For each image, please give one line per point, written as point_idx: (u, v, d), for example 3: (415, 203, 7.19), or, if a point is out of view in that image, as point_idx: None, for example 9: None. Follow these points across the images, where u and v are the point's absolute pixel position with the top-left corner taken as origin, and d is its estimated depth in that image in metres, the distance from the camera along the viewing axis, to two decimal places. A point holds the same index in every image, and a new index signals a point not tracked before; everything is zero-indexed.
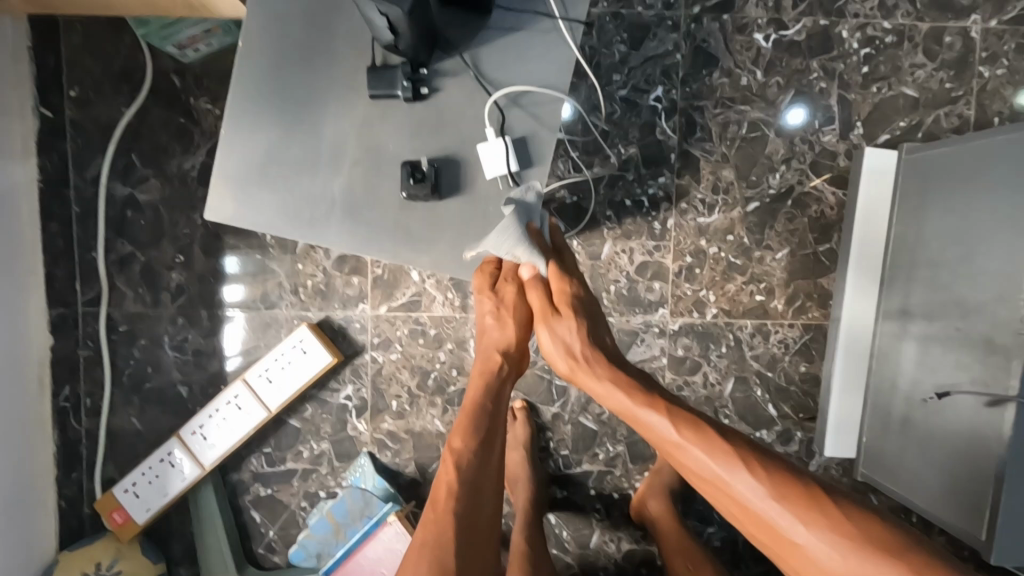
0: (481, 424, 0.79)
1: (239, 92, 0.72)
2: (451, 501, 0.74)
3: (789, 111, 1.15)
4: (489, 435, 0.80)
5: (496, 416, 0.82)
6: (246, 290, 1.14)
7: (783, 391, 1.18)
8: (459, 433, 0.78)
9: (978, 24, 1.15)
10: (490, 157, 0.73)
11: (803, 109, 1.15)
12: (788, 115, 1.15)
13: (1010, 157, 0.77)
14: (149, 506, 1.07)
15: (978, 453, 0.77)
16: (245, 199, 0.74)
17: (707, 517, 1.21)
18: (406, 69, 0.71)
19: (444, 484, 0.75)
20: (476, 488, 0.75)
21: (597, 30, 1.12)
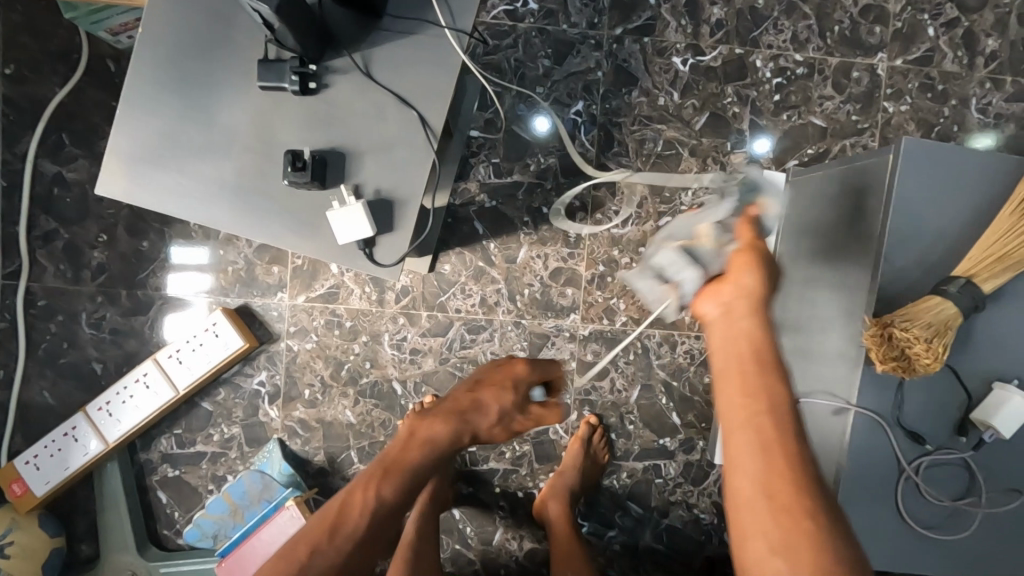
0: (413, 473, 0.85)
1: (139, 74, 0.76)
2: (356, 525, 0.79)
3: (756, 141, 1.21)
4: (418, 476, 0.87)
5: (429, 462, 0.87)
6: (176, 283, 1.16)
7: (687, 400, 1.22)
8: (418, 443, 0.87)
9: (884, 62, 1.21)
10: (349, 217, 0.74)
11: (768, 139, 1.21)
12: (755, 145, 1.21)
13: (859, 181, 0.82)
14: (48, 479, 1.09)
15: (823, 459, 0.80)
16: (138, 178, 0.76)
17: (609, 520, 1.23)
18: (294, 64, 0.74)
19: (349, 524, 0.78)
20: (387, 524, 0.81)
21: (523, 44, 1.18)
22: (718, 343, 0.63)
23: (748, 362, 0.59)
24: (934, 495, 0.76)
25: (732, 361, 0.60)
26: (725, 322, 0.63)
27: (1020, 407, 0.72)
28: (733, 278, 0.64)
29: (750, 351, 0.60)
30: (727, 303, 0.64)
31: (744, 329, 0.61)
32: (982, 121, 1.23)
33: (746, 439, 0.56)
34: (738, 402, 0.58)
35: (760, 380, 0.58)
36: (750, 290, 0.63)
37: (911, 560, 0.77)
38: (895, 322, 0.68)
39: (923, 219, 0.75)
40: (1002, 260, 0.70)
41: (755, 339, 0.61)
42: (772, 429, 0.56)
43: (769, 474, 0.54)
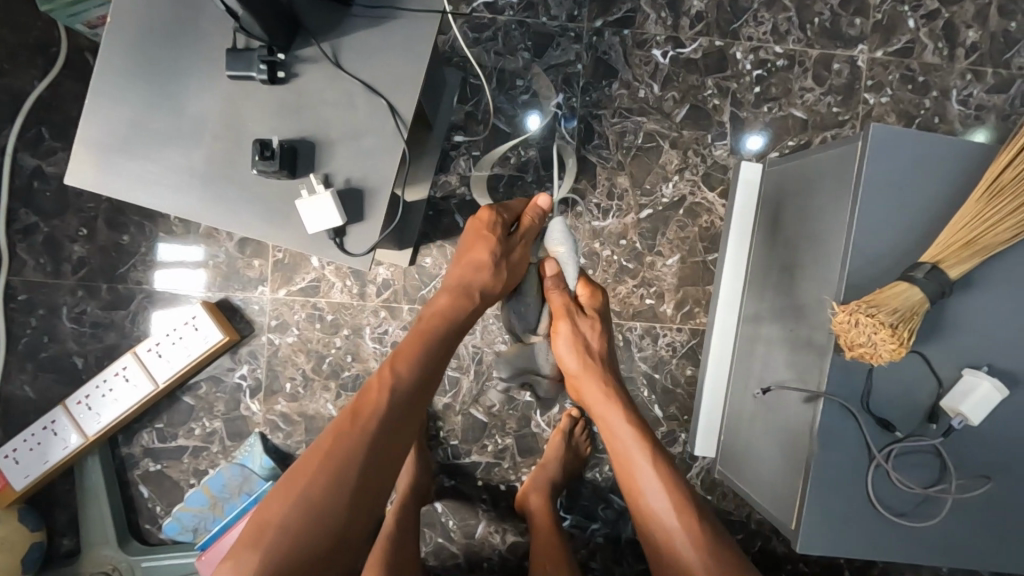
0: (425, 362, 0.80)
1: (109, 64, 0.77)
2: (363, 420, 0.73)
3: (751, 137, 1.21)
4: (427, 365, 0.80)
5: (444, 349, 0.83)
6: (161, 279, 1.17)
7: (669, 393, 1.21)
8: (400, 363, 0.78)
9: (864, 54, 1.21)
10: (318, 207, 0.74)
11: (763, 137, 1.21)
12: (750, 142, 1.21)
13: (832, 170, 0.83)
14: (28, 473, 1.09)
15: (796, 446, 0.80)
16: (109, 167, 0.77)
17: (591, 513, 1.23)
18: (262, 53, 0.74)
19: (369, 408, 0.74)
20: (405, 416, 0.76)
21: (503, 37, 1.18)
22: (625, 438, 0.90)
23: (631, 442, 0.89)
24: (905, 482, 0.76)
25: (595, 400, 0.94)
26: (585, 374, 0.94)
27: (988, 392, 0.72)
28: (562, 350, 0.95)
29: (632, 443, 0.89)
30: (578, 367, 0.94)
31: (618, 419, 0.92)
32: (963, 113, 1.22)
33: (658, 495, 0.86)
34: (644, 471, 0.87)
35: (650, 459, 0.88)
36: (602, 391, 0.94)
37: (883, 546, 0.78)
38: (862, 309, 0.68)
39: (893, 205, 0.76)
40: (968, 247, 0.70)
41: (634, 428, 0.91)
42: (652, 471, 0.87)
43: (676, 513, 0.84)
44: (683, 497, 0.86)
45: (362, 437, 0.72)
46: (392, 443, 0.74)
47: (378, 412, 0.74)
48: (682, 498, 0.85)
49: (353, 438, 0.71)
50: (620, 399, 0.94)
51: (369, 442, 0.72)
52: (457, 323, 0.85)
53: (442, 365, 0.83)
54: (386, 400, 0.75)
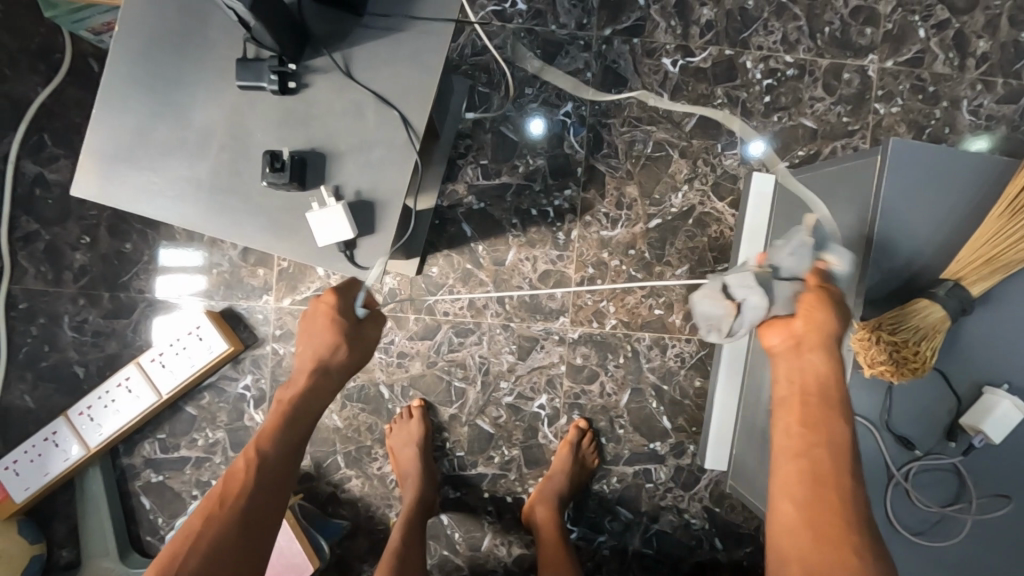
0: (293, 435, 0.77)
1: (115, 73, 0.75)
2: (233, 502, 0.70)
3: (749, 144, 1.19)
4: (295, 439, 0.77)
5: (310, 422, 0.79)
6: (161, 284, 1.15)
7: (677, 404, 1.20)
8: (264, 441, 0.75)
9: (874, 64, 1.20)
10: (328, 221, 0.73)
11: (762, 142, 1.20)
12: (748, 146, 1.20)
13: (847, 183, 0.83)
14: (28, 485, 1.08)
15: None
16: (113, 178, 0.76)
17: (598, 525, 1.21)
18: (272, 62, 0.73)
19: (237, 487, 0.72)
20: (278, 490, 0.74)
21: (511, 45, 1.17)
22: (814, 396, 0.68)
23: (811, 378, 0.69)
24: (923, 502, 0.75)
25: (808, 396, 0.68)
26: (793, 354, 0.70)
27: (1009, 411, 0.71)
28: (815, 321, 0.68)
29: (801, 385, 0.69)
30: (815, 349, 0.68)
31: (820, 369, 0.68)
32: (972, 123, 1.22)
33: (784, 446, 0.68)
34: (825, 428, 0.66)
35: (827, 410, 0.67)
36: (819, 348, 0.68)
37: (900, 567, 0.76)
38: (882, 326, 0.67)
39: (912, 220, 0.75)
40: (989, 263, 0.70)
41: (830, 378, 0.68)
42: (829, 451, 0.66)
43: (812, 475, 0.65)
44: (840, 465, 0.65)
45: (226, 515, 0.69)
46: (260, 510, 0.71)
47: (244, 486, 0.72)
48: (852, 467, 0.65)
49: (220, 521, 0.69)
50: (838, 354, 0.68)
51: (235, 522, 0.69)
52: (314, 391, 0.79)
53: (309, 423, 0.79)
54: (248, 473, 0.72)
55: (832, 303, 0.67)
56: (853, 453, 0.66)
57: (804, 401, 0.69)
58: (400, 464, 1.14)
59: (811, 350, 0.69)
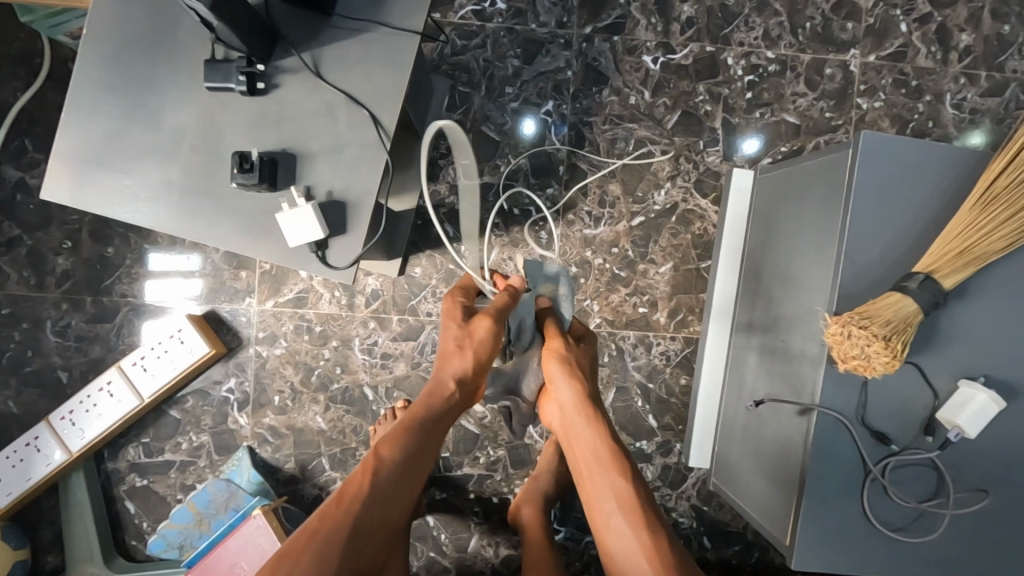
0: (421, 445, 0.78)
1: (85, 76, 0.75)
2: (354, 503, 0.71)
3: (744, 141, 1.19)
4: (420, 450, 0.78)
5: (434, 434, 0.79)
6: (148, 288, 1.15)
7: (663, 403, 1.20)
8: (384, 446, 0.76)
9: (857, 58, 1.20)
10: (298, 222, 0.73)
11: (759, 139, 1.19)
12: (743, 144, 1.19)
13: (822, 178, 0.83)
14: (11, 490, 1.08)
15: (790, 459, 0.79)
16: (84, 182, 0.76)
17: (585, 525, 1.21)
18: (241, 63, 0.73)
19: (357, 486, 0.73)
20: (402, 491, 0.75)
21: (492, 44, 1.17)
22: (591, 462, 0.82)
23: (591, 454, 0.83)
24: (901, 497, 0.74)
25: (583, 461, 0.83)
26: (566, 426, 0.87)
27: (986, 405, 0.70)
28: (556, 383, 0.86)
29: (592, 453, 0.83)
30: (573, 396, 0.85)
31: (579, 429, 0.84)
32: (957, 117, 1.21)
33: (608, 505, 0.79)
34: (599, 481, 0.81)
35: (604, 467, 0.81)
36: (574, 400, 0.85)
37: (879, 562, 0.76)
38: (854, 320, 0.67)
39: (885, 213, 0.75)
40: (962, 255, 0.69)
41: (598, 440, 0.83)
42: (623, 493, 0.79)
43: (623, 516, 0.77)
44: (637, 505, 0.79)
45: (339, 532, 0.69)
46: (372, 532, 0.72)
47: (364, 501, 0.72)
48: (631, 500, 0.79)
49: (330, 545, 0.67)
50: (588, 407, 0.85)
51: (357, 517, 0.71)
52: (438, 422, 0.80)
53: (431, 457, 0.80)
54: (368, 487, 0.72)
55: (562, 346, 0.87)
56: (637, 478, 0.81)
57: (589, 470, 0.82)
58: None
59: (577, 420, 0.85)
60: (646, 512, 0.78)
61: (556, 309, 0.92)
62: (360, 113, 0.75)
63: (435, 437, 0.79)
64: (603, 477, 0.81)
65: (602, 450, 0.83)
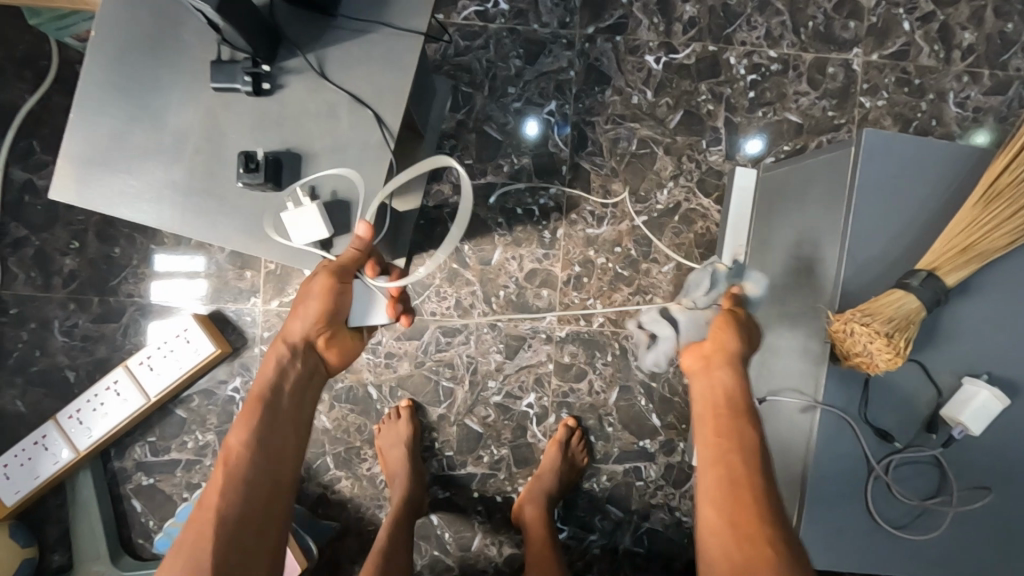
0: (267, 419, 0.74)
1: (91, 78, 0.76)
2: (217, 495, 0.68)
3: (749, 141, 1.20)
4: (248, 432, 0.72)
5: (280, 407, 0.75)
6: (154, 289, 1.16)
7: (666, 402, 1.20)
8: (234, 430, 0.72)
9: (859, 58, 1.20)
10: (302, 221, 0.73)
11: (761, 138, 1.20)
12: (746, 144, 1.20)
13: (823, 176, 0.83)
14: (19, 488, 1.09)
15: (793, 457, 0.79)
16: (91, 182, 0.77)
17: (589, 524, 1.21)
18: (246, 64, 0.74)
19: (220, 474, 0.69)
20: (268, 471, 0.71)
21: (494, 44, 1.18)
22: (721, 420, 0.71)
23: (727, 405, 0.72)
24: (903, 495, 0.74)
25: (712, 413, 0.72)
26: (705, 374, 0.75)
27: (989, 402, 0.70)
28: (727, 349, 0.74)
29: (726, 400, 0.72)
30: (734, 382, 0.73)
31: (724, 383, 0.73)
32: (960, 115, 1.21)
33: (726, 472, 0.67)
34: (728, 430, 0.70)
35: (737, 426, 0.70)
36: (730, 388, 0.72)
37: (882, 559, 0.76)
38: (856, 317, 0.67)
39: (886, 211, 0.75)
40: (965, 253, 0.69)
41: (736, 395, 0.72)
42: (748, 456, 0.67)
43: (749, 482, 0.65)
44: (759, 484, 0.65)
45: (213, 527, 0.65)
46: (239, 516, 0.67)
47: (231, 498, 0.67)
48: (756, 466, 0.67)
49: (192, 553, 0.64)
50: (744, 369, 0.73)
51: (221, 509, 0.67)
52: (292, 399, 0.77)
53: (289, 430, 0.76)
54: (224, 491, 0.68)
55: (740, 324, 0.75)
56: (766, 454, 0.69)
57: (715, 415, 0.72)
58: (389, 464, 1.14)
59: (717, 371, 0.74)
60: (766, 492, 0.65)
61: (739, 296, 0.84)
62: (364, 113, 0.76)
63: (275, 414, 0.75)
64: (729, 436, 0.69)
65: (744, 412, 0.71)
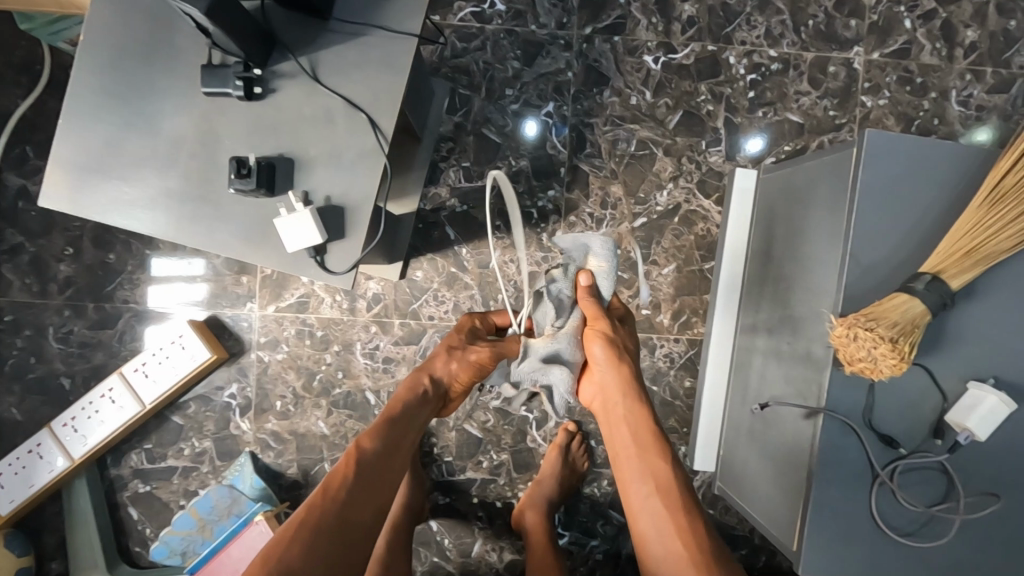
0: (395, 432, 0.79)
1: (81, 84, 0.75)
2: (346, 482, 0.72)
3: (748, 140, 1.18)
4: (394, 450, 0.78)
5: (402, 439, 0.79)
6: (149, 295, 1.15)
7: (668, 406, 1.19)
8: (365, 438, 0.77)
9: (860, 56, 1.19)
10: (295, 228, 0.73)
11: (761, 138, 1.19)
12: (747, 143, 1.18)
13: (824, 178, 0.82)
14: (14, 498, 1.08)
15: (796, 462, 0.78)
16: (82, 189, 0.76)
17: (590, 529, 1.20)
18: (237, 69, 0.73)
19: (341, 472, 0.73)
20: (374, 483, 0.74)
21: (492, 46, 1.16)
22: (623, 444, 0.82)
23: (596, 395, 0.86)
24: (910, 501, 0.73)
25: (611, 408, 0.84)
26: (607, 385, 0.83)
27: (996, 407, 0.69)
28: (597, 364, 0.83)
29: (629, 442, 0.81)
30: (615, 379, 0.82)
31: (613, 399, 0.83)
32: (963, 114, 1.19)
33: (625, 439, 0.82)
34: (637, 471, 0.79)
35: (624, 405, 0.83)
36: (612, 386, 0.83)
37: (889, 567, 0.74)
38: (860, 322, 0.66)
39: (890, 213, 0.74)
40: (970, 255, 0.68)
41: (614, 384, 0.83)
42: (638, 429, 0.81)
43: (637, 458, 0.80)
44: (678, 494, 0.77)
45: (337, 501, 0.70)
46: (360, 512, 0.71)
47: (346, 487, 0.71)
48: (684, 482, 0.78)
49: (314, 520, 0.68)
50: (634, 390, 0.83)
51: (342, 502, 0.70)
52: (411, 420, 0.81)
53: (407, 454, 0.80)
54: (355, 472, 0.73)
55: (604, 329, 0.82)
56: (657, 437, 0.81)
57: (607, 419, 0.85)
58: None
59: (596, 372, 0.84)
60: (658, 455, 0.79)
61: (595, 290, 0.85)
62: (359, 116, 0.75)
63: (410, 424, 0.81)
64: (621, 421, 0.82)
65: (632, 400, 0.83)
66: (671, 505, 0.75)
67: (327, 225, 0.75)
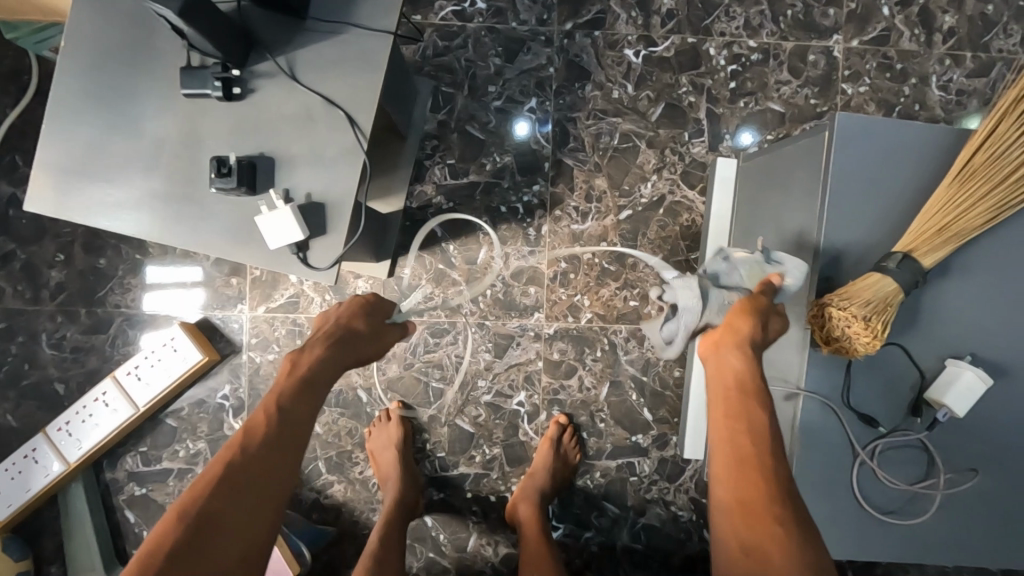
0: (307, 383, 0.71)
1: (63, 89, 0.76)
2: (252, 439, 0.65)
3: (738, 135, 1.19)
4: (309, 400, 0.71)
5: (316, 387, 0.72)
6: (144, 300, 1.16)
7: (658, 396, 1.20)
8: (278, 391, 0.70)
9: (840, 44, 1.20)
10: (276, 225, 0.73)
11: (753, 132, 1.19)
12: (738, 138, 1.19)
13: (800, 162, 0.83)
14: (11, 502, 1.09)
15: (779, 445, 0.79)
16: (66, 193, 0.77)
17: (584, 521, 1.20)
18: (216, 69, 0.74)
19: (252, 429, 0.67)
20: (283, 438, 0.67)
21: (473, 44, 1.18)
22: (722, 402, 0.67)
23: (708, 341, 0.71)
24: (892, 480, 0.74)
25: (719, 363, 0.69)
26: (716, 353, 0.70)
27: (973, 383, 0.70)
28: (737, 329, 0.68)
29: (728, 394, 0.67)
30: (736, 340, 0.68)
31: (727, 356, 0.68)
32: (944, 99, 1.20)
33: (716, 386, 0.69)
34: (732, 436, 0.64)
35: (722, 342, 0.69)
36: (732, 338, 0.68)
37: (872, 545, 0.75)
38: (833, 302, 0.67)
39: (864, 194, 0.74)
40: (941, 233, 0.69)
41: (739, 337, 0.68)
42: (738, 385, 0.67)
43: (726, 412, 0.66)
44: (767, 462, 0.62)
45: (243, 457, 0.64)
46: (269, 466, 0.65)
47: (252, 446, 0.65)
48: (775, 451, 0.62)
49: (216, 490, 0.61)
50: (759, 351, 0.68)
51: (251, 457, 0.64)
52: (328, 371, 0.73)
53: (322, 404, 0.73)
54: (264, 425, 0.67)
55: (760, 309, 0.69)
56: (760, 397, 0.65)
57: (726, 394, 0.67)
58: (381, 467, 1.14)
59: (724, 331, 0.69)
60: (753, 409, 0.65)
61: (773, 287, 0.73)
62: (337, 113, 0.76)
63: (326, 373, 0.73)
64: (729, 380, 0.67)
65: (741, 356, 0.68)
66: (756, 473, 0.61)
67: (308, 221, 0.76)
